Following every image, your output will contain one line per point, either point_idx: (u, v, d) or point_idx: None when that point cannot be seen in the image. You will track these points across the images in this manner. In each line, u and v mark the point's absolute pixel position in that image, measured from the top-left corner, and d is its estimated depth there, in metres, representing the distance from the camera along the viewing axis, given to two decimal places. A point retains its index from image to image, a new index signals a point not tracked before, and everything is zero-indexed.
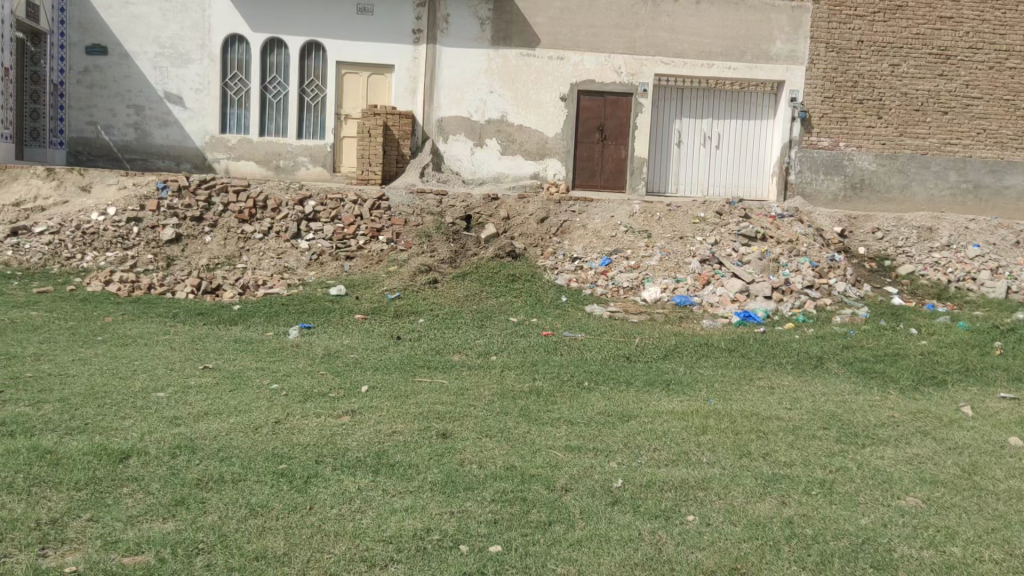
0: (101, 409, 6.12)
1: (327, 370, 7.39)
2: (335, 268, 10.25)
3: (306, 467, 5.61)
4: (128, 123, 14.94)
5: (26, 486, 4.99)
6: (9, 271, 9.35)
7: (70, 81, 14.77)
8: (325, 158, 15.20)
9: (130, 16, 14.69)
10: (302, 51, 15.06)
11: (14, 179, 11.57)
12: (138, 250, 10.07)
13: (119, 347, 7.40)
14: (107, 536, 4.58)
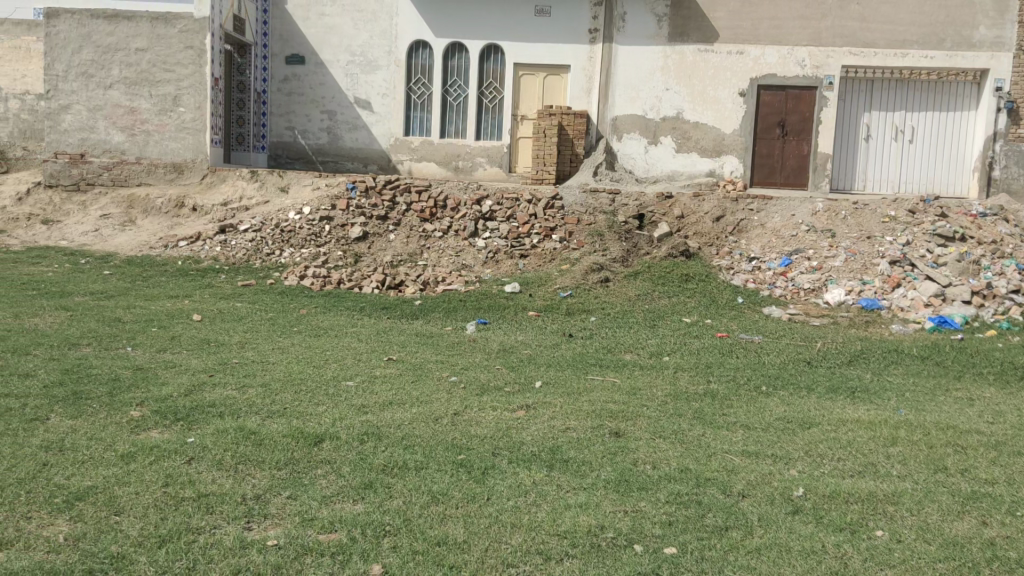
0: (298, 395, 6.58)
1: (502, 365, 7.58)
2: (510, 266, 10.50)
3: (484, 459, 5.78)
4: (321, 128, 15.94)
5: (234, 464, 5.45)
6: (217, 265, 10.22)
7: (272, 89, 15.90)
8: (501, 158, 15.56)
9: (325, 27, 15.63)
10: (482, 54, 15.50)
11: (222, 181, 12.78)
12: (329, 247, 10.72)
13: (313, 337, 7.92)
14: (304, 513, 4.92)
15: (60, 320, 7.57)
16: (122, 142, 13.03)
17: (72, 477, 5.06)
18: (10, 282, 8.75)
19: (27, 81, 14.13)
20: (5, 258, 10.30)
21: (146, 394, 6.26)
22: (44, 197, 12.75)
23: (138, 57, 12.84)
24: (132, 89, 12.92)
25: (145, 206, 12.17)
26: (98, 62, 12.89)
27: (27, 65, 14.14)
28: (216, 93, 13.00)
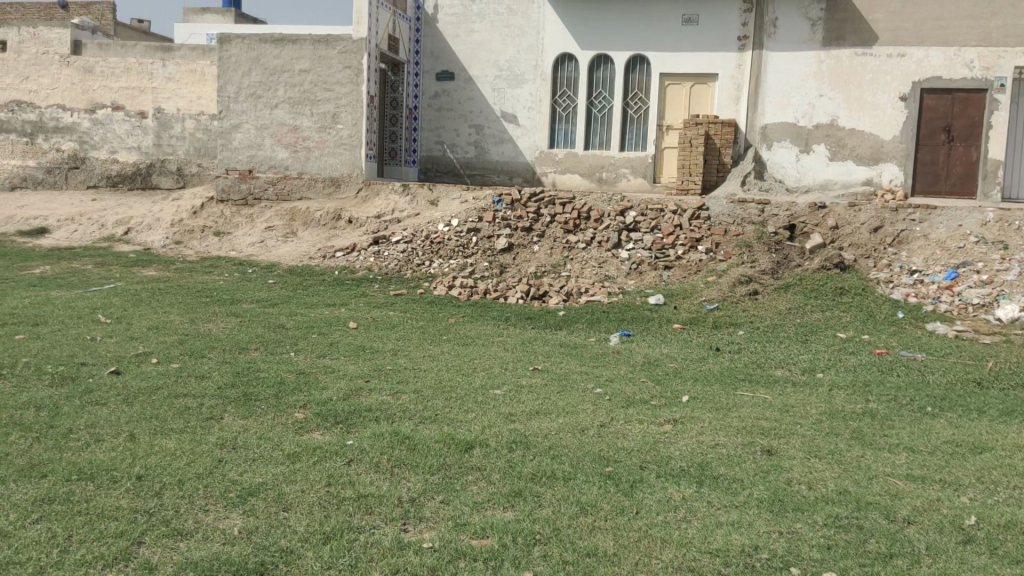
0: (448, 402, 6.76)
1: (648, 378, 7.51)
2: (654, 277, 10.43)
3: (631, 472, 5.74)
4: (469, 142, 16.35)
5: (391, 467, 5.65)
6: (371, 275, 10.66)
7: (424, 105, 16.48)
8: (645, 169, 15.45)
9: (474, 43, 16.04)
10: (628, 65, 15.50)
11: (376, 195, 13.32)
12: (476, 258, 10.96)
13: (462, 346, 8.11)
14: (457, 518, 5.04)
15: (231, 326, 8.09)
16: (285, 158, 13.80)
17: (244, 474, 5.38)
18: (186, 289, 9.43)
19: (203, 103, 15.21)
20: (181, 267, 11.12)
21: (309, 397, 6.60)
22: (215, 210, 13.69)
23: (301, 78, 13.58)
24: (295, 108, 13.67)
25: (305, 219, 12.85)
26: (265, 83, 13.74)
27: (202, 88, 15.22)
28: (371, 110, 13.58)
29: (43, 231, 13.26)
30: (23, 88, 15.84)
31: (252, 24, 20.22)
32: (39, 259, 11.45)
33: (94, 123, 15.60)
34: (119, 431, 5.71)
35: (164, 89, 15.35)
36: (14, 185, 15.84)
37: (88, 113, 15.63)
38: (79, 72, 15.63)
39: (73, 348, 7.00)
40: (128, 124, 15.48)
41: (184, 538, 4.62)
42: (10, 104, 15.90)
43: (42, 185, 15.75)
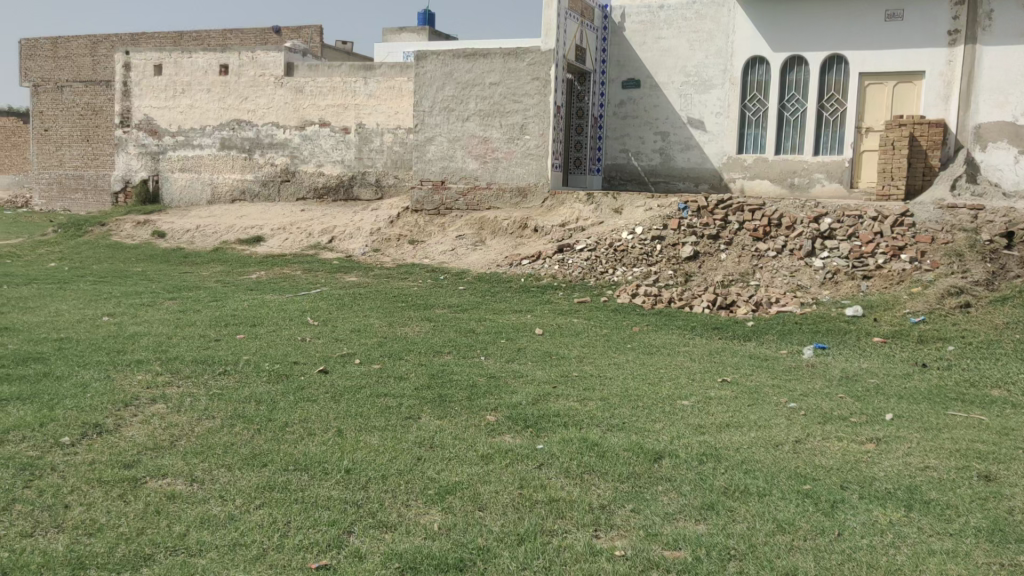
0: (636, 411, 6.73)
1: (846, 395, 7.14)
2: (851, 287, 9.92)
3: (832, 491, 5.48)
4: (655, 149, 16.24)
5: (580, 473, 5.69)
6: (555, 283, 10.85)
7: (609, 113, 16.51)
8: (842, 174, 14.74)
9: (662, 50, 15.93)
10: (823, 66, 14.89)
11: (561, 204, 13.50)
12: (660, 266, 10.88)
13: (647, 355, 8.06)
14: (648, 528, 5.00)
15: (425, 330, 8.45)
16: (475, 169, 14.26)
17: (441, 472, 5.59)
18: (383, 294, 9.95)
19: (400, 118, 15.95)
20: (379, 273, 11.76)
21: (500, 400, 6.77)
22: (409, 219, 14.38)
23: (492, 90, 14.00)
24: (486, 121, 14.10)
25: (493, 227, 13.23)
26: (458, 97, 14.28)
27: (399, 103, 15.97)
28: (558, 120, 13.78)
29: (259, 239, 14.45)
30: (243, 108, 17.34)
31: (444, 40, 21.05)
32: (255, 266, 12.47)
33: (304, 139, 16.82)
34: (328, 426, 6.09)
35: (365, 105, 16.23)
36: (235, 197, 17.50)
37: (298, 130, 16.86)
38: (291, 92, 16.88)
39: (286, 348, 7.56)
40: (333, 140, 16.55)
41: (389, 530, 4.86)
42: (232, 123, 17.47)
43: (258, 196, 17.28)
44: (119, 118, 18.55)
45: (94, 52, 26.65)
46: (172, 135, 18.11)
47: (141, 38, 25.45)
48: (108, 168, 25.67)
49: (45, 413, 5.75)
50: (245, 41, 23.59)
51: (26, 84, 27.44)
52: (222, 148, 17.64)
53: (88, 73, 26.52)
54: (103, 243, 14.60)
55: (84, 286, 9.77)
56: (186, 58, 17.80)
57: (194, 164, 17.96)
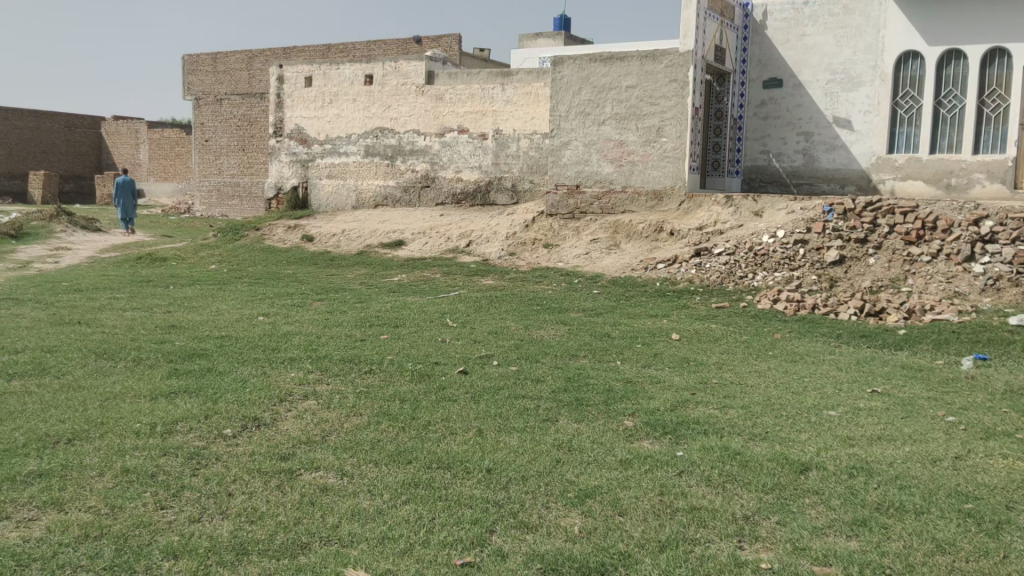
0: (779, 420, 6.52)
1: (1012, 410, 6.67)
2: (1015, 295, 9.29)
3: (997, 512, 5.12)
4: (798, 150, 15.71)
5: (722, 482, 5.56)
6: (693, 287, 10.69)
7: (749, 114, 16.12)
8: (1005, 174, 13.81)
9: (806, 47, 15.41)
10: (984, 59, 14.00)
11: (698, 207, 13.26)
12: (804, 271, 10.53)
13: (790, 363, 7.80)
14: (795, 541, 4.83)
15: (561, 334, 8.49)
16: (611, 172, 14.22)
17: (581, 475, 5.60)
18: (519, 298, 10.06)
19: (536, 123, 16.04)
20: (515, 276, 11.91)
21: (637, 406, 6.71)
22: (545, 223, 14.49)
23: (628, 93, 13.94)
24: (622, 124, 14.05)
25: (628, 231, 13.15)
26: (594, 101, 14.28)
27: (535, 108, 16.07)
28: (696, 121, 13.54)
29: (400, 243, 14.91)
30: (386, 117, 17.99)
31: (580, 45, 21.10)
32: (397, 268, 12.89)
33: (443, 145, 17.24)
34: (469, 426, 6.22)
35: (502, 111, 16.45)
36: (378, 203, 18.14)
37: (438, 136, 17.29)
38: (431, 99, 17.36)
39: (428, 348, 7.77)
40: (470, 146, 16.86)
41: (530, 531, 4.91)
42: (376, 131, 18.13)
43: (399, 202, 17.85)
44: (272, 128, 19.71)
45: (250, 66, 28.05)
46: (320, 143, 18.98)
47: (292, 52, 26.82)
48: (261, 175, 27.28)
49: (209, 406, 6.13)
50: (387, 52, 24.45)
51: (188, 97, 29.40)
52: (366, 155, 18.33)
53: (245, 87, 28.06)
54: (257, 246, 15.46)
55: (242, 287, 10.36)
56: (334, 70, 18.68)
57: (340, 171, 18.74)
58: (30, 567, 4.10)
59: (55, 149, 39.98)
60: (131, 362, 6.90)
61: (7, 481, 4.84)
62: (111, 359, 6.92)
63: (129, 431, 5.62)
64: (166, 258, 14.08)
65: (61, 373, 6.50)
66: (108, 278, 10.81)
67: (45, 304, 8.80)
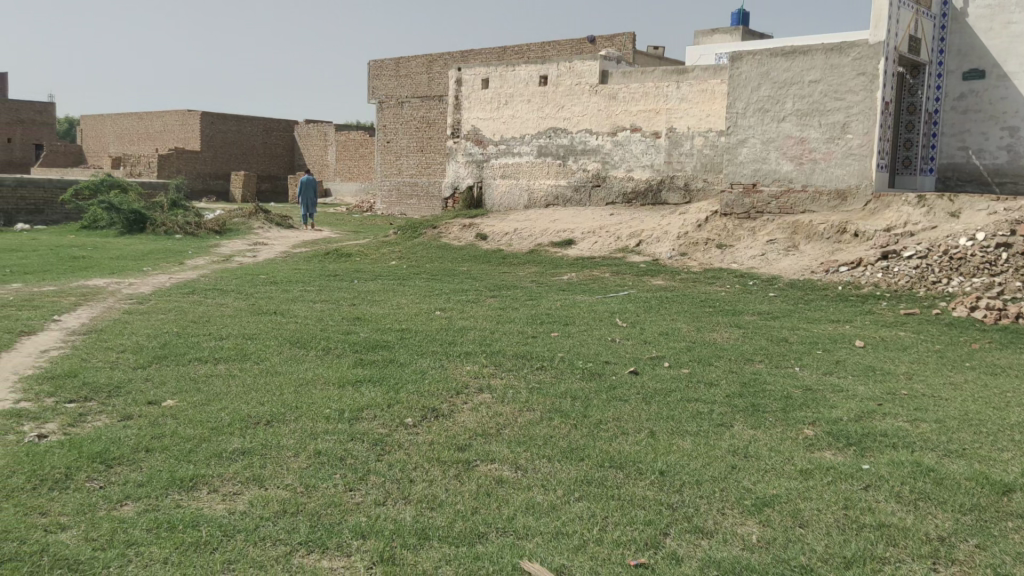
0: (978, 437, 6.04)
1: None
2: None
3: None
4: (1001, 146, 14.53)
5: (914, 500, 5.22)
6: (879, 292, 10.14)
7: (945, 108, 15.11)
8: None
9: (1012, 36, 14.21)
10: None
11: (886, 207, 12.53)
12: (1006, 276, 9.73)
13: (991, 376, 7.22)
14: (998, 568, 4.44)
15: (735, 337, 8.27)
16: (790, 171, 13.69)
17: (758, 483, 5.41)
18: (691, 299, 9.88)
19: (712, 121, 15.63)
20: (686, 277, 11.71)
21: (818, 415, 6.43)
22: (719, 223, 14.13)
23: (811, 88, 13.37)
24: (803, 120, 13.51)
25: (809, 232, 12.62)
26: (774, 97, 13.79)
27: (712, 106, 15.65)
28: (885, 117, 12.81)
29: (571, 242, 15.00)
30: (559, 117, 18.18)
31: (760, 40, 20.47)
32: (567, 267, 12.99)
33: (615, 144, 17.21)
34: (641, 427, 6.17)
35: (676, 109, 16.18)
36: (550, 202, 18.35)
37: (610, 136, 17.28)
38: (605, 98, 17.38)
39: (598, 347, 7.78)
40: (643, 145, 16.71)
41: (706, 537, 4.80)
42: (549, 131, 18.36)
43: (571, 201, 18.00)
44: (450, 129, 20.53)
45: (431, 70, 29.09)
46: (496, 144, 19.46)
47: (470, 55, 27.60)
48: (439, 176, 28.17)
49: (392, 395, 6.42)
50: (562, 52, 24.69)
51: (373, 101, 30.91)
52: (539, 155, 18.60)
53: (425, 90, 29.05)
54: (434, 244, 16.01)
55: (421, 283, 10.78)
56: (510, 71, 19.12)
57: (514, 171, 19.12)
58: (235, 536, 4.42)
59: (254, 152, 43.15)
60: (321, 351, 7.32)
61: (215, 457, 5.26)
62: (303, 348, 7.38)
63: (320, 416, 5.98)
64: (352, 253, 14.87)
65: (260, 359, 7.00)
66: (299, 271, 11.56)
67: (245, 294, 9.51)
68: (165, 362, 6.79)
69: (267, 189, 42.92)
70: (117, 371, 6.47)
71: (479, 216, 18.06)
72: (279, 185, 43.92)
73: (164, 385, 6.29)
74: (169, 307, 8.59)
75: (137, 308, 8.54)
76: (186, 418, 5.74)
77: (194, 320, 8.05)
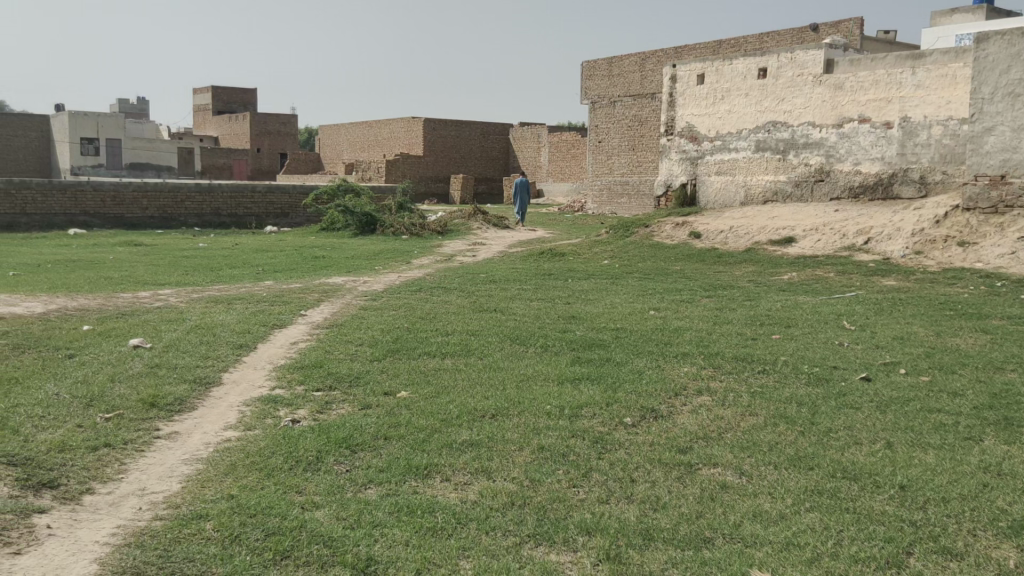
0: None
1: None
2: None
3: None
4: None
5: None
6: None
7: None
8: None
9: None
10: None
11: None
12: None
13: None
14: None
15: (981, 343, 7.57)
16: None
17: (1015, 505, 4.89)
18: (928, 300, 9.19)
19: (952, 108, 14.33)
20: (922, 278, 10.89)
21: None
22: (961, 219, 13.00)
23: None
24: None
25: None
26: None
27: (953, 92, 14.35)
28: None
29: (790, 240, 14.43)
30: (779, 110, 17.51)
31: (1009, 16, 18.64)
32: (788, 267, 12.48)
33: (840, 137, 16.28)
34: (876, 437, 5.80)
35: (911, 97, 15.04)
36: (767, 199, 17.72)
37: (835, 128, 16.38)
38: (830, 89, 16.53)
39: (824, 351, 7.40)
40: (873, 136, 15.70)
41: (954, 559, 4.40)
42: (768, 125, 17.73)
43: (791, 197, 17.29)
44: (664, 128, 20.46)
45: (643, 67, 28.38)
46: (711, 140, 19.07)
47: (683, 51, 27.16)
48: (651, 173, 28.25)
49: (610, 394, 6.45)
50: (782, 42, 23.76)
51: (585, 102, 31.11)
52: (757, 150, 17.98)
53: (637, 87, 28.64)
54: (646, 243, 15.95)
55: (634, 281, 10.79)
56: (727, 66, 18.66)
57: (729, 167, 18.62)
58: (468, 525, 4.61)
59: (471, 156, 44.98)
60: (540, 348, 7.50)
61: (446, 447, 5.52)
62: (522, 344, 7.59)
63: (542, 411, 6.12)
64: (565, 252, 15.13)
65: (482, 354, 7.29)
66: (518, 270, 11.89)
67: (468, 292, 9.92)
68: (397, 355, 7.22)
69: (483, 192, 44.65)
70: (356, 363, 6.97)
71: (693, 213, 17.78)
72: (493, 187, 45.52)
73: (398, 377, 6.70)
74: (400, 304, 9.14)
75: (371, 304, 9.17)
76: (418, 409, 6.07)
77: (422, 316, 8.53)
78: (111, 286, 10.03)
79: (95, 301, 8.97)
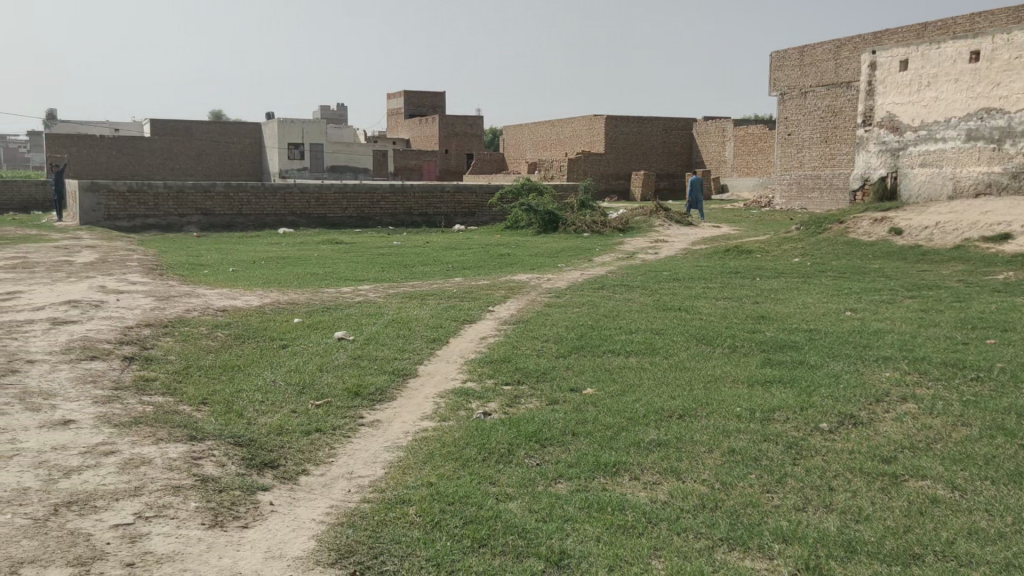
0: None
1: None
2: None
3: None
4: None
5: None
6: None
7: None
8: None
9: None
10: None
11: None
12: None
13: None
14: None
15: None
16: None
17: None
18: None
19: None
20: None
21: None
22: None
23: None
24: None
25: None
26: None
27: None
28: None
29: (1006, 237, 13.25)
30: (994, 96, 16.22)
31: None
32: (1005, 266, 11.46)
33: None
34: None
35: None
36: (979, 192, 16.38)
37: None
38: None
39: None
40: None
41: None
42: (981, 113, 16.40)
43: (1006, 190, 15.90)
44: (862, 118, 19.38)
45: (837, 55, 26.78)
46: (914, 130, 17.83)
47: (884, 36, 25.54)
48: (845, 166, 26.88)
49: (804, 398, 6.20)
50: (996, 23, 21.87)
51: (773, 93, 29.87)
52: (968, 140, 16.62)
53: (831, 76, 27.14)
54: (841, 240, 15.15)
55: (828, 280, 10.30)
56: (934, 49, 17.39)
57: (935, 159, 17.29)
58: (658, 524, 4.58)
59: (653, 151, 44.44)
60: (727, 348, 7.33)
61: (635, 445, 5.50)
62: (709, 344, 7.44)
63: (732, 413, 5.97)
64: (752, 250, 14.67)
65: (668, 353, 7.21)
66: (703, 268, 11.67)
67: (651, 290, 9.85)
68: (582, 352, 7.29)
69: (666, 188, 43.96)
70: (542, 358, 7.10)
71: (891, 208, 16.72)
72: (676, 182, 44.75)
73: (583, 374, 6.75)
74: (583, 301, 9.22)
75: (556, 301, 9.29)
76: (606, 406, 6.10)
77: (606, 313, 8.56)
78: (316, 282, 10.75)
79: (304, 295, 9.63)
